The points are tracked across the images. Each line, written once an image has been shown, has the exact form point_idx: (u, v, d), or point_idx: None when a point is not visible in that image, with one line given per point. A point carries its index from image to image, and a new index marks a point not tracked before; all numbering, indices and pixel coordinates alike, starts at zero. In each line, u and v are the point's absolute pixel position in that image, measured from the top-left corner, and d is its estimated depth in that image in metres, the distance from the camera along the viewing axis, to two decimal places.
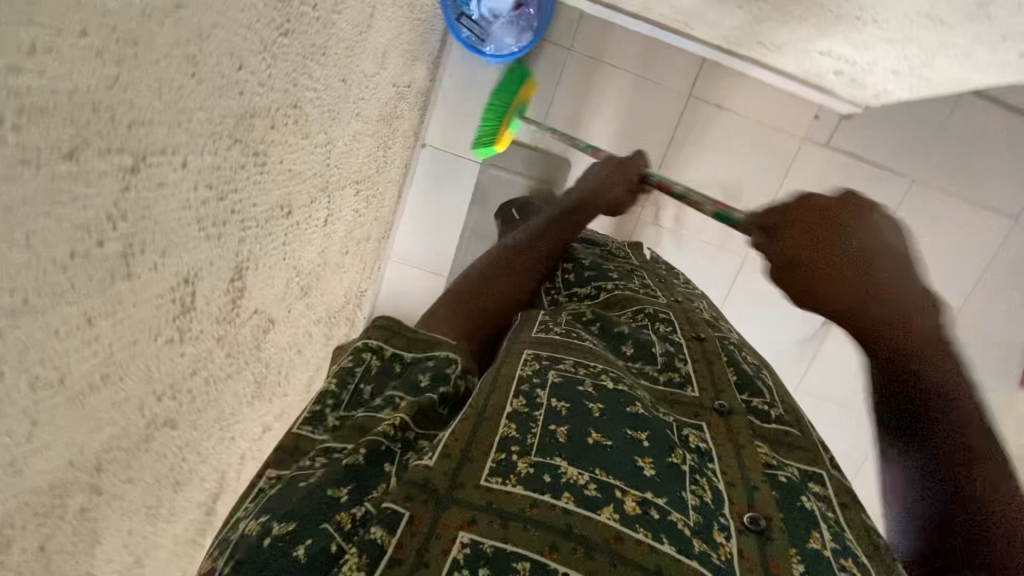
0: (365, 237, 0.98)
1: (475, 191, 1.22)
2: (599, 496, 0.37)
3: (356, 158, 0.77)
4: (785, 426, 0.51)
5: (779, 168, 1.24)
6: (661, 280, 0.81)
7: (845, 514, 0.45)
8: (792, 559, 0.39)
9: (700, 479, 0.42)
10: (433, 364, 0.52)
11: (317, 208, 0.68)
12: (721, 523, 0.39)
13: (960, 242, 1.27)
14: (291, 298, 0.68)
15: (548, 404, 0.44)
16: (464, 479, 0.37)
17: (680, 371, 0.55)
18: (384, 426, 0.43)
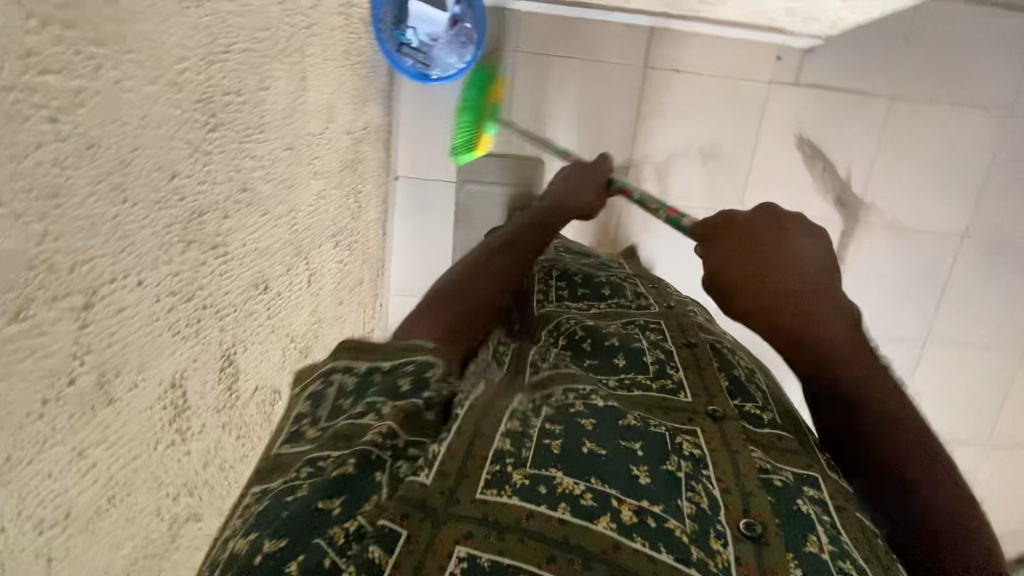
0: (357, 282, 1.00)
1: (456, 211, 1.23)
2: (595, 505, 0.39)
3: (326, 213, 0.79)
4: (779, 431, 0.56)
5: (751, 118, 1.22)
6: (656, 285, 0.86)
7: (841, 516, 0.48)
8: (789, 563, 0.42)
9: (697, 485, 0.44)
10: (414, 368, 0.51)
11: (296, 272, 0.69)
12: (719, 530, 0.42)
13: (951, 151, 1.24)
14: (292, 364, 0.70)
15: (541, 422, 0.46)
16: (461, 495, 0.39)
17: (672, 379, 0.60)
18: (372, 434, 0.43)
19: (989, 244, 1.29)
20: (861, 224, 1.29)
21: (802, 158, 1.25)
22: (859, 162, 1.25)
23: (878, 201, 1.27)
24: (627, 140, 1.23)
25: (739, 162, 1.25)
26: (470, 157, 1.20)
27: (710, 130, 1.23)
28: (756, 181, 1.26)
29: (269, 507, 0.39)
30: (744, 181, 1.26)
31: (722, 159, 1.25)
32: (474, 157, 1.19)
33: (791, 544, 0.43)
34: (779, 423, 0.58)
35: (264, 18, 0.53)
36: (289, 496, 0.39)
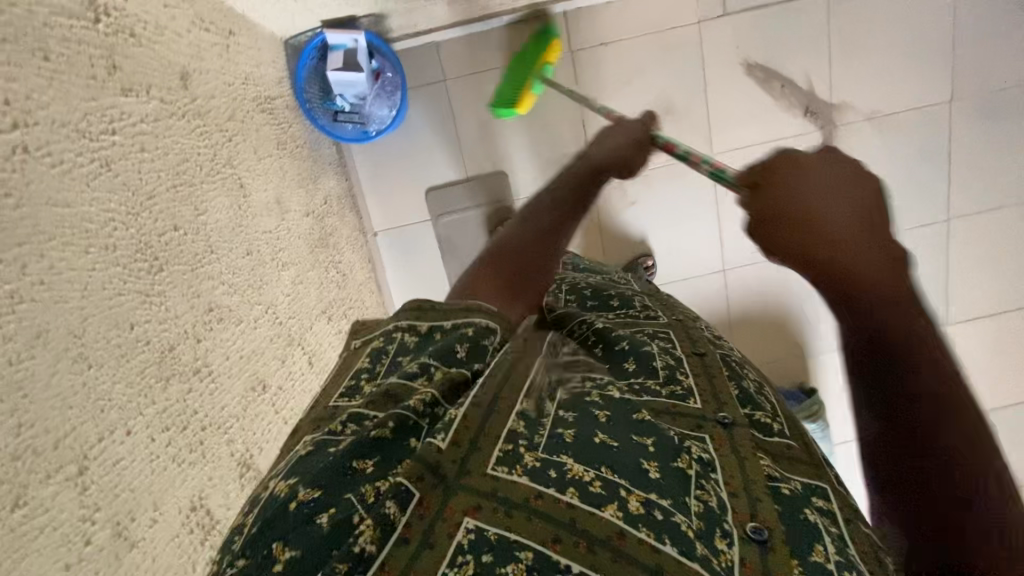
0: None
1: (441, 245, 1.25)
2: (604, 493, 0.40)
3: (310, 295, 0.83)
4: (788, 440, 0.58)
5: (693, 62, 1.21)
6: (664, 298, 0.86)
7: (848, 528, 0.51)
8: (792, 568, 0.45)
9: (705, 484, 0.46)
10: (473, 331, 0.53)
11: (294, 360, 0.73)
12: (724, 529, 0.43)
13: (906, 23, 1.19)
14: None
15: (556, 410, 0.46)
16: (472, 465, 0.40)
17: (681, 385, 0.60)
18: (415, 401, 0.45)
19: (980, 104, 1.23)
20: (840, 126, 1.25)
21: (757, 83, 1.22)
22: (816, 66, 1.21)
23: (849, 98, 1.23)
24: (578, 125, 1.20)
25: (696, 108, 1.23)
26: (437, 193, 1.23)
27: (656, 87, 1.22)
28: (719, 121, 1.23)
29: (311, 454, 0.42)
30: (708, 125, 1.24)
31: (677, 112, 1.23)
32: (441, 191, 1.23)
33: (795, 551, 0.46)
34: (788, 433, 0.59)
35: (180, 150, 0.56)
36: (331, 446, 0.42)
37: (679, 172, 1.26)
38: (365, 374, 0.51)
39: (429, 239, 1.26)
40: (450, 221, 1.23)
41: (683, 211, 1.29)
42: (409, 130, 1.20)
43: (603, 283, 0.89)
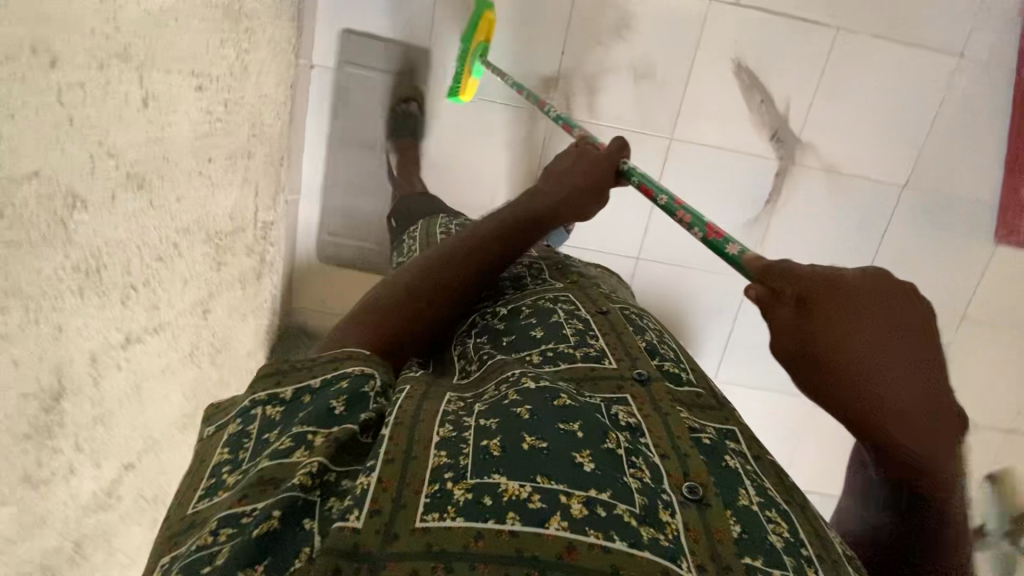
0: (241, 153, 0.96)
1: (331, 92, 1.21)
2: (545, 507, 0.42)
3: (183, 42, 0.74)
4: (695, 389, 0.67)
5: (690, 36, 1.17)
6: (559, 265, 0.96)
7: (759, 462, 0.57)
8: (728, 520, 0.47)
9: (638, 460, 0.50)
10: (353, 382, 0.53)
11: (120, 82, 0.64)
12: (665, 501, 0.47)
13: (891, 92, 1.21)
14: (112, 182, 0.66)
15: (478, 424, 0.50)
16: (397, 530, 0.41)
17: (595, 346, 0.69)
18: (299, 477, 0.43)
19: (925, 200, 1.28)
20: (797, 164, 1.25)
21: (739, 86, 1.20)
22: (798, 95, 1.20)
23: (815, 141, 1.23)
24: (557, 49, 1.18)
25: (675, 84, 1.19)
26: (351, 37, 1.19)
27: (646, 45, 1.17)
28: (690, 107, 1.20)
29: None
30: (677, 106, 1.20)
31: (655, 80, 1.19)
32: (355, 38, 1.19)
33: (728, 502, 0.49)
34: (691, 380, 0.69)
35: None
36: (204, 568, 0.39)
37: (641, 121, 1.21)
38: (229, 464, 0.48)
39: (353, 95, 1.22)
40: (356, 74, 1.21)
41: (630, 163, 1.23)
42: None
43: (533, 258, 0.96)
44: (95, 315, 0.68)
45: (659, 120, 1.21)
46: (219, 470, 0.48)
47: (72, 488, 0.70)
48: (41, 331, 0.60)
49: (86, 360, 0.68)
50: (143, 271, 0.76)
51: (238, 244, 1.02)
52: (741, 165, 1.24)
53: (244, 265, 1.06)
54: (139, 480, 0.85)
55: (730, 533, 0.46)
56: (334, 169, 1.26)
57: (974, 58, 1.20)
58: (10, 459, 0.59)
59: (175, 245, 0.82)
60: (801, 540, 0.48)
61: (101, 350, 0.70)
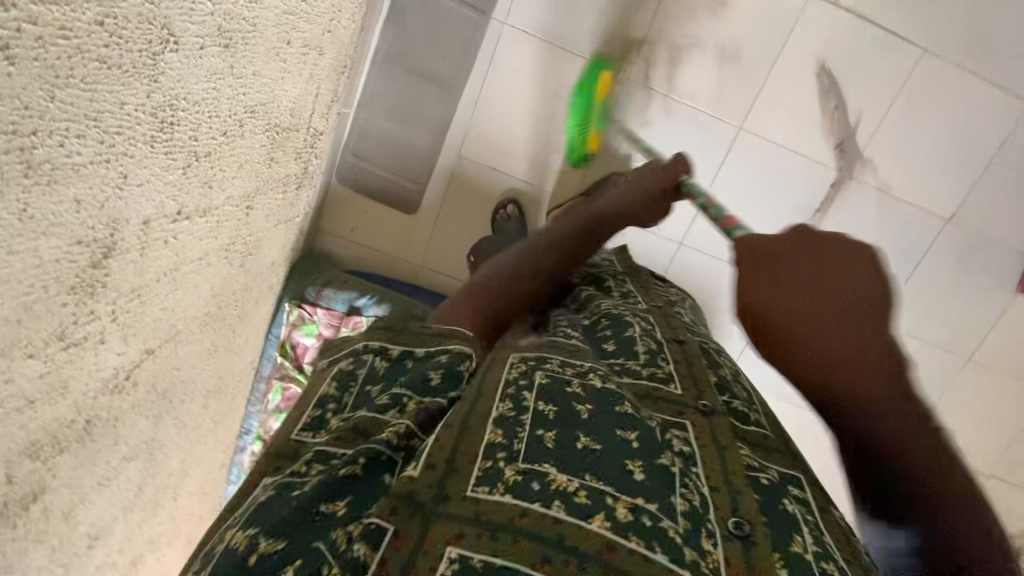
0: (314, 47, 0.89)
1: (391, 10, 1.11)
2: (589, 504, 0.45)
3: None
4: (763, 428, 0.67)
5: (783, 27, 1.14)
6: (645, 286, 0.97)
7: (822, 516, 0.56)
8: (775, 562, 0.47)
9: (689, 484, 0.51)
10: (447, 358, 0.60)
11: None
12: (709, 530, 0.47)
13: (958, 127, 1.22)
14: (207, 31, 0.60)
15: (536, 409, 0.53)
16: (453, 492, 0.45)
17: (663, 369, 0.69)
18: (388, 434, 0.50)
19: (962, 240, 1.30)
20: (854, 179, 1.25)
21: (817, 88, 1.18)
22: (871, 110, 1.20)
23: (876, 160, 1.24)
24: (647, 14, 1.14)
25: (756, 74, 1.17)
26: None
27: (738, 28, 1.14)
28: (767, 98, 1.18)
29: (270, 501, 0.45)
30: (755, 96, 1.18)
31: (738, 66, 1.16)
32: None
33: (776, 542, 0.49)
34: (762, 421, 0.69)
35: None
36: (293, 489, 0.46)
37: (711, 109, 1.19)
38: (331, 407, 0.57)
39: (422, 15, 1.11)
40: None
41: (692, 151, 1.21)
42: None
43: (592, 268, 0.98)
44: (158, 173, 0.61)
45: (730, 111, 1.19)
46: (326, 406, 0.57)
47: (98, 360, 0.64)
48: (107, 173, 0.53)
49: (140, 222, 0.62)
50: (211, 142, 0.70)
51: (290, 146, 0.95)
52: (798, 172, 1.24)
53: (291, 171, 1.00)
54: (154, 371, 0.79)
55: (773, 573, 0.46)
56: (376, 92, 1.16)
57: None
58: (50, 308, 0.53)
59: (241, 124, 0.75)
60: None
61: (155, 217, 0.64)
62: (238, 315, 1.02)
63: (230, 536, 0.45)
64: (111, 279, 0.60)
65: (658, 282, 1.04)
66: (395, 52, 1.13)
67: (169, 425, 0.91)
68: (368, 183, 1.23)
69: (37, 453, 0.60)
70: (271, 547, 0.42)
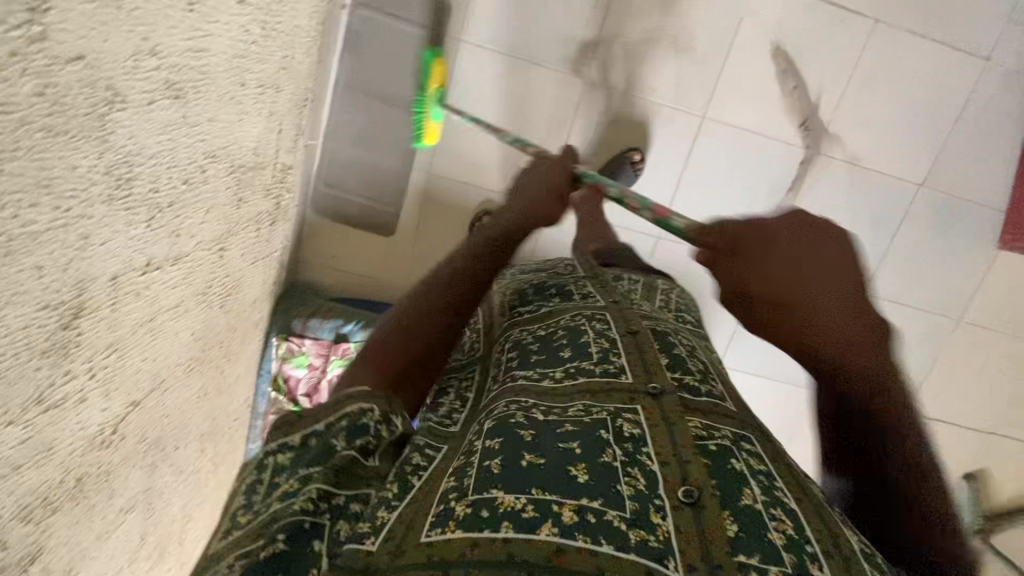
0: (271, 85, 0.91)
1: (346, 38, 1.11)
2: (537, 516, 0.48)
3: None
4: (717, 400, 0.69)
5: (733, 13, 1.16)
6: (604, 280, 0.99)
7: (775, 465, 0.60)
8: (724, 521, 0.49)
9: (633, 471, 0.54)
10: (350, 419, 0.55)
11: None
12: (656, 505, 0.51)
13: (919, 91, 1.23)
14: (153, 84, 0.60)
15: (484, 447, 0.57)
16: (407, 546, 0.48)
17: (614, 364, 0.71)
18: (302, 502, 0.50)
19: (938, 202, 1.31)
20: (822, 154, 1.26)
21: (775, 69, 1.19)
22: (830, 85, 1.21)
23: (842, 133, 1.24)
24: (598, 16, 1.15)
25: (713, 63, 1.18)
26: None
27: (688, 20, 1.15)
28: (726, 85, 1.19)
29: None
30: (714, 83, 1.19)
31: (694, 56, 1.17)
32: None
33: (725, 503, 0.51)
34: (713, 393, 0.71)
35: None
36: None
37: (674, 101, 1.20)
38: (242, 507, 0.52)
39: (378, 42, 1.12)
40: (368, 18, 1.11)
41: (660, 144, 1.22)
42: None
43: (546, 279, 0.99)
44: (121, 231, 0.62)
45: (692, 101, 1.20)
46: (235, 513, 0.52)
47: (81, 418, 0.65)
48: (67, 238, 0.54)
49: (107, 278, 0.62)
50: (173, 192, 0.71)
51: (258, 183, 0.96)
52: (766, 153, 1.25)
53: (262, 209, 1.01)
54: (143, 421, 0.80)
55: (724, 531, 0.48)
56: (339, 121, 1.17)
57: (999, 64, 1.22)
58: (23, 374, 0.53)
59: (202, 170, 0.77)
60: (807, 537, 0.50)
61: (122, 271, 0.65)
62: (225, 356, 1.03)
63: None
64: (83, 338, 0.61)
65: (618, 276, 1.07)
66: (355, 80, 1.14)
67: (166, 472, 0.91)
68: (343, 211, 1.24)
69: (28, 517, 0.60)
70: None
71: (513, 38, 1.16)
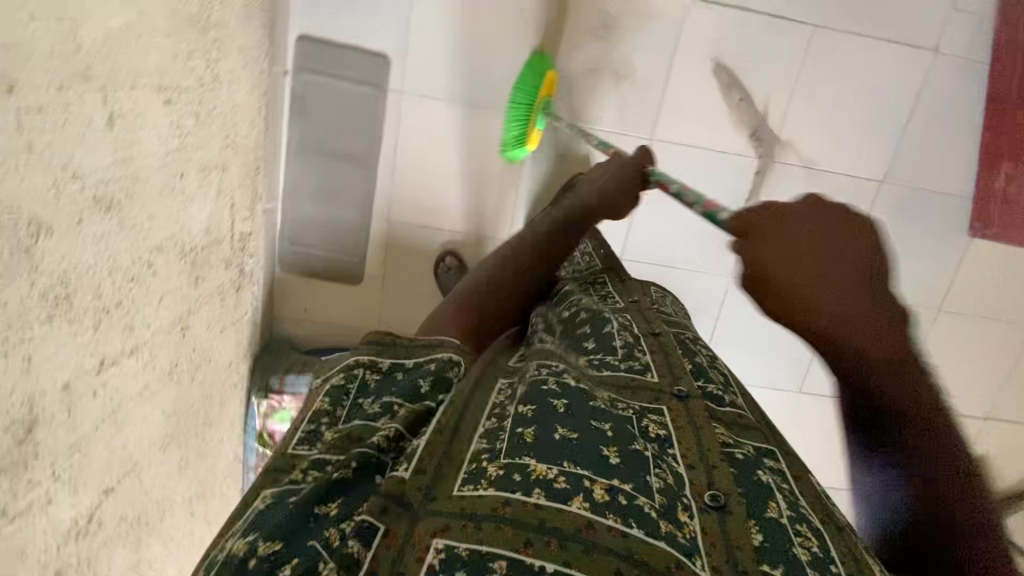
0: (216, 165, 0.94)
1: (291, 101, 1.15)
2: (566, 488, 0.51)
3: (148, 57, 0.72)
4: (738, 410, 0.75)
5: (669, 35, 1.16)
6: (627, 289, 1.06)
7: (799, 486, 0.64)
8: (750, 528, 0.54)
9: (662, 466, 0.58)
10: (435, 367, 0.65)
11: (81, 101, 0.62)
12: (684, 504, 0.55)
13: (868, 89, 1.22)
14: (79, 204, 0.64)
15: (516, 412, 0.61)
16: (439, 493, 0.50)
17: (640, 364, 0.78)
18: (379, 438, 0.55)
19: (902, 196, 1.29)
20: (776, 162, 1.26)
21: (718, 85, 1.20)
22: (776, 93, 1.21)
23: (795, 139, 1.24)
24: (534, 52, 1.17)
25: (654, 86, 1.19)
26: (308, 45, 1.13)
27: (624, 47, 1.17)
28: (671, 105, 1.20)
29: (269, 509, 0.49)
30: (658, 105, 1.20)
31: (634, 81, 1.18)
32: (318, 46, 1.13)
33: (753, 511, 0.56)
34: (738, 404, 0.77)
35: None
36: (291, 497, 0.50)
37: (620, 126, 1.21)
38: (324, 414, 0.58)
39: (325, 103, 1.16)
40: (310, 81, 1.15)
41: None
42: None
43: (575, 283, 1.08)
44: (66, 341, 0.66)
45: (638, 124, 1.21)
46: (320, 418, 0.57)
47: (51, 518, 0.69)
48: (10, 364, 0.58)
49: (59, 387, 0.66)
50: (119, 292, 0.75)
51: (216, 258, 1.00)
52: (718, 166, 1.25)
53: (225, 279, 1.05)
54: (121, 504, 0.84)
55: (750, 537, 0.53)
56: (295, 180, 1.21)
57: (949, 52, 1.20)
58: None
59: (150, 264, 0.80)
60: (831, 558, 0.54)
61: (75, 377, 0.69)
62: (205, 422, 1.07)
63: (233, 544, 0.48)
64: (40, 447, 0.65)
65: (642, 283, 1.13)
66: (305, 140, 1.18)
67: (154, 542, 0.96)
68: (310, 264, 1.28)
69: None
70: (269, 547, 0.47)
71: (452, 83, 1.18)
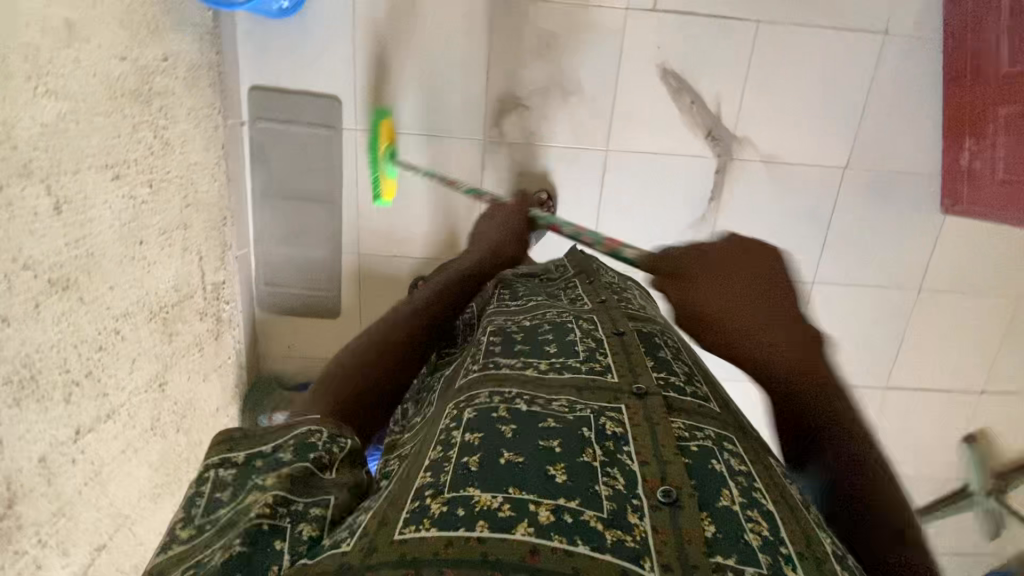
0: (176, 226, 0.98)
1: (251, 151, 1.19)
2: (513, 515, 0.44)
3: (89, 140, 0.76)
4: (701, 400, 0.63)
5: (612, 47, 1.17)
6: (590, 277, 0.94)
7: (757, 469, 0.55)
8: (702, 522, 0.46)
9: (613, 471, 0.50)
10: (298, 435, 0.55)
11: (23, 194, 0.66)
12: (634, 506, 0.47)
13: (820, 77, 1.21)
14: (33, 290, 0.68)
15: (462, 440, 0.53)
16: (379, 542, 0.42)
17: (600, 363, 0.66)
18: (260, 509, 0.46)
19: (869, 180, 1.28)
20: (735, 160, 1.25)
21: (667, 90, 1.20)
22: (727, 93, 1.21)
23: (751, 135, 1.24)
24: (480, 77, 1.19)
25: (603, 98, 1.20)
26: (259, 94, 1.16)
27: (568, 64, 1.18)
28: (622, 115, 1.21)
29: None
30: (609, 116, 1.21)
31: (582, 96, 1.20)
32: (269, 95, 1.16)
33: (704, 504, 0.48)
34: (701, 394, 0.65)
35: None
36: None
37: (574, 141, 1.22)
38: (181, 520, 0.50)
39: (283, 149, 1.20)
40: (267, 129, 1.18)
41: (570, 184, 1.25)
42: (313, 39, 1.14)
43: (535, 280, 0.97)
44: (37, 419, 0.70)
45: (592, 138, 1.22)
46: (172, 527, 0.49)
47: None
48: None
49: (35, 461, 0.71)
50: (88, 365, 0.79)
51: (189, 312, 1.04)
52: (676, 170, 1.25)
53: (201, 331, 1.09)
54: (114, 558, 0.89)
55: (703, 532, 0.45)
56: (263, 225, 1.25)
57: (898, 32, 1.19)
58: None
59: (117, 331, 0.85)
60: (780, 539, 0.47)
61: (50, 451, 0.73)
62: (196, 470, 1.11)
63: None
64: (22, 521, 0.69)
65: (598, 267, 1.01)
66: (269, 186, 1.22)
67: None
68: (288, 304, 1.31)
69: None
70: None
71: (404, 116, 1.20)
